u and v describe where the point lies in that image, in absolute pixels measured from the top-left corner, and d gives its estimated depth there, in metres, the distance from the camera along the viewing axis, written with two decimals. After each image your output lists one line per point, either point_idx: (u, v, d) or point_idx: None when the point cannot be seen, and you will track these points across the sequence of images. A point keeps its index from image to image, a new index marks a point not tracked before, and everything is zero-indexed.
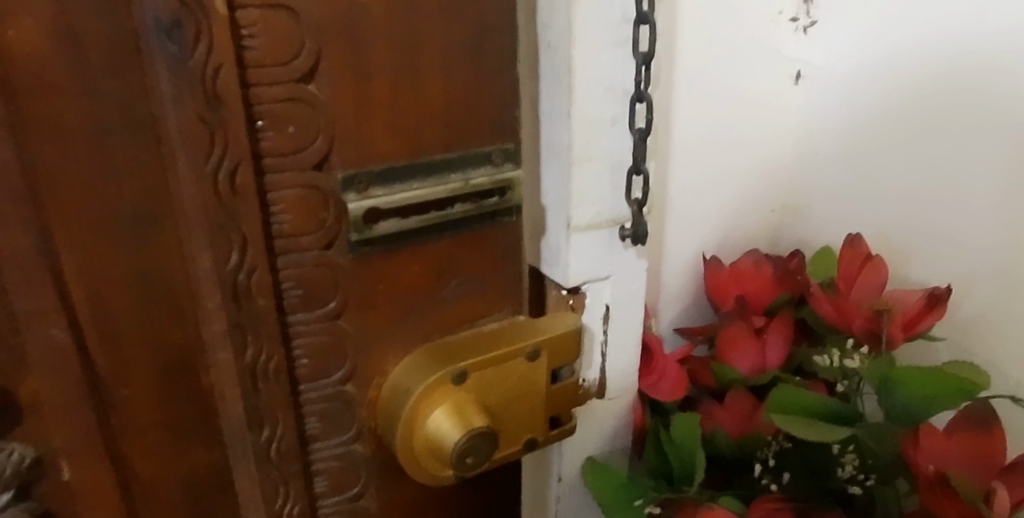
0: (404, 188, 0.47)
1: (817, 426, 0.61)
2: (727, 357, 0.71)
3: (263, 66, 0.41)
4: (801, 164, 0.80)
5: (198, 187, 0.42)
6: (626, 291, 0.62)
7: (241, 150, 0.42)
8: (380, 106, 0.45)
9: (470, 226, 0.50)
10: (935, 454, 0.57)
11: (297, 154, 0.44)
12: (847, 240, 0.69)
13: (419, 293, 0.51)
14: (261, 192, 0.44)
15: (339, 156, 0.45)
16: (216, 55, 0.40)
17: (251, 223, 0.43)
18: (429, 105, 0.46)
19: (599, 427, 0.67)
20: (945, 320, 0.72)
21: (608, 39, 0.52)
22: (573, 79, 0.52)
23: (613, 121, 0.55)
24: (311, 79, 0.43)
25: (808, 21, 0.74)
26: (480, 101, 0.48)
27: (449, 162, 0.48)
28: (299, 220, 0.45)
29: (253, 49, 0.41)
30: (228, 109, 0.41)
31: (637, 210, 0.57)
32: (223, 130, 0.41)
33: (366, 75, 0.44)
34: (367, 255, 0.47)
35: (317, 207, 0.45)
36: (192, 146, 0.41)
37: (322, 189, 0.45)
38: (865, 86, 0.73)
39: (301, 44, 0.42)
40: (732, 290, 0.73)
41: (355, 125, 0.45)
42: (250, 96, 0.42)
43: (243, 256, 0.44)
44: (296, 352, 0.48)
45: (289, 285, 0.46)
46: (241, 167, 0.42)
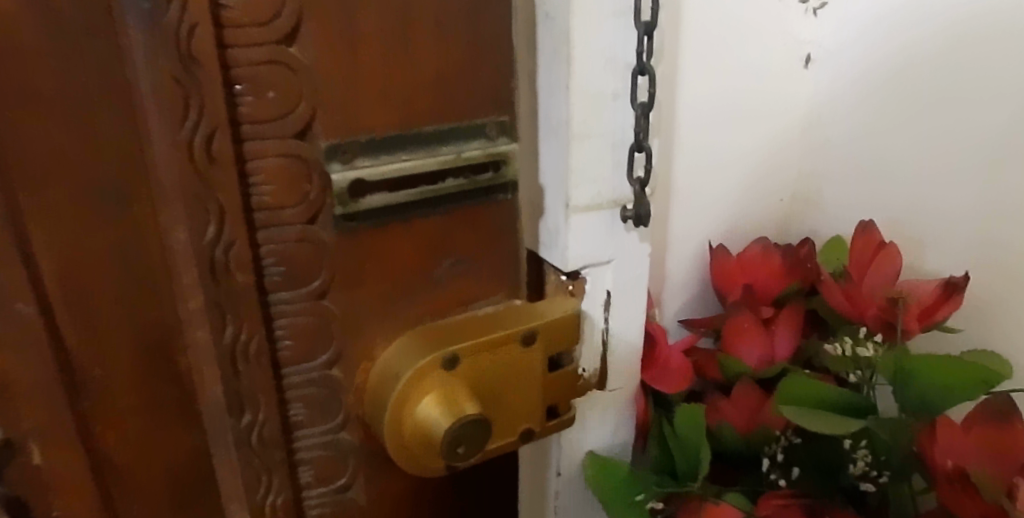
0: (392, 160, 0.44)
1: (828, 417, 0.58)
2: (734, 348, 0.68)
3: (242, 26, 0.39)
4: (812, 151, 0.78)
5: (172, 154, 0.39)
6: (628, 277, 0.59)
7: (218, 115, 0.39)
8: (367, 73, 0.43)
9: (463, 202, 0.48)
10: (953, 449, 0.55)
11: (278, 121, 0.41)
12: (860, 227, 0.66)
13: (409, 273, 0.48)
14: (240, 160, 0.41)
15: (323, 125, 0.42)
16: (191, 13, 0.37)
17: (230, 195, 0.41)
18: (420, 73, 0.44)
19: (600, 420, 0.64)
20: (961, 311, 0.69)
21: (608, 8, 0.50)
22: (572, 50, 0.49)
23: (614, 95, 0.52)
24: (292, 41, 0.40)
25: (817, 3, 0.72)
26: (475, 70, 0.46)
27: (442, 133, 0.45)
28: (281, 192, 0.43)
29: (230, 8, 0.39)
30: (203, 71, 0.38)
31: (639, 190, 0.54)
32: (198, 93, 0.39)
33: (351, 39, 0.42)
34: (353, 231, 0.45)
35: (300, 179, 0.43)
36: (166, 110, 0.38)
37: (306, 159, 0.43)
38: (877, 67, 0.70)
39: (282, 3, 0.39)
40: (739, 279, 0.70)
41: (340, 93, 0.42)
42: (227, 57, 0.39)
43: (221, 228, 0.41)
44: (279, 332, 0.46)
45: (270, 262, 0.44)
46: (218, 134, 0.40)
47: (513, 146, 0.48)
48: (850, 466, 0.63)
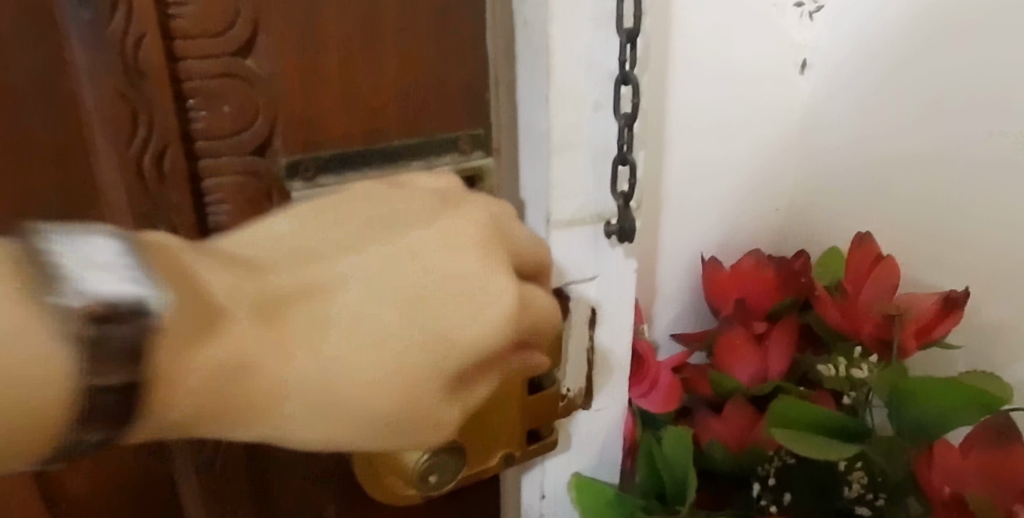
0: (358, 175, 0.49)
1: (818, 442, 0.56)
2: (727, 365, 0.66)
3: (193, 36, 0.43)
4: (808, 159, 0.75)
5: (123, 169, 0.44)
6: (613, 293, 0.57)
7: (168, 133, 0.44)
8: (331, 82, 0.47)
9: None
10: (949, 475, 0.53)
11: (234, 135, 0.46)
12: (856, 239, 0.64)
13: None
14: (194, 176, 0.46)
15: (282, 138, 0.47)
16: (137, 25, 0.41)
17: (179, 210, 0.46)
18: (385, 82, 0.48)
19: (586, 441, 0.62)
20: (962, 327, 0.67)
21: (588, 16, 0.47)
22: (551, 59, 0.47)
23: (596, 105, 0.50)
24: (248, 54, 0.45)
25: (814, 7, 0.69)
26: (447, 82, 0.50)
27: (413, 149, 0.50)
28: (237, 213, 0.48)
29: (181, 19, 0.43)
30: (149, 86, 0.43)
31: (623, 204, 0.52)
32: (147, 108, 0.43)
33: (312, 51, 0.46)
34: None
35: (259, 197, 0.48)
36: (115, 126, 0.43)
37: (263, 175, 0.47)
38: (874, 73, 0.68)
39: (235, 14, 0.43)
40: (732, 292, 0.68)
41: (300, 104, 0.46)
42: (178, 69, 0.44)
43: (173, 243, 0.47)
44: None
45: None
46: (169, 149, 0.44)
47: (488, 159, 0.52)
48: (844, 489, 0.62)
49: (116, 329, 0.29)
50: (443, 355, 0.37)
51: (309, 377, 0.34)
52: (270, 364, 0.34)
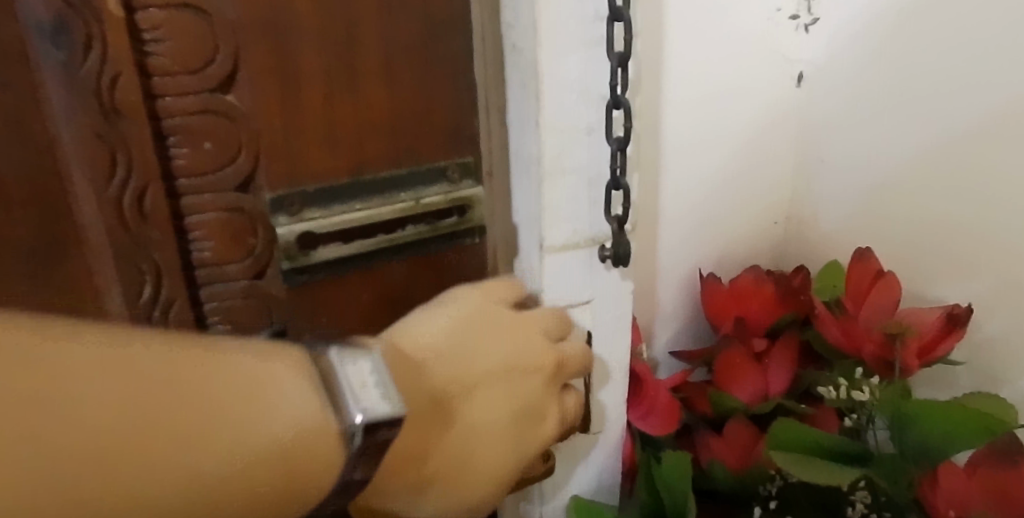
0: (346, 209, 0.53)
1: (826, 466, 0.55)
2: (726, 384, 0.65)
3: (172, 73, 0.47)
4: (806, 172, 0.75)
5: (103, 210, 0.49)
6: (609, 316, 0.56)
7: (148, 172, 0.48)
8: (314, 113, 0.50)
9: (420, 250, 0.56)
10: (955, 498, 0.52)
11: (218, 170, 0.50)
12: (856, 255, 0.63)
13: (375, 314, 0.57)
14: (178, 215, 0.51)
15: (266, 173, 0.51)
16: (111, 64, 0.46)
17: (164, 253, 0.51)
18: (371, 112, 0.52)
19: (584, 464, 0.62)
20: (965, 343, 0.66)
21: (577, 40, 0.47)
22: (540, 83, 0.47)
23: (589, 130, 0.49)
24: (227, 89, 0.49)
25: (809, 19, 0.69)
26: (428, 106, 0.53)
27: (400, 181, 0.54)
28: (223, 250, 0.52)
29: (157, 55, 0.47)
30: (126, 122, 0.47)
31: (617, 228, 0.50)
32: (124, 146, 0.48)
33: (297, 87, 0.49)
34: (300, 281, 0.54)
35: (245, 232, 0.52)
36: (95, 165, 0.47)
37: (247, 211, 0.52)
38: (868, 86, 0.67)
39: (215, 50, 0.47)
40: (731, 310, 0.67)
41: (283, 136, 0.50)
42: (158, 106, 0.48)
43: (157, 288, 0.51)
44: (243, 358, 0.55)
45: (215, 318, 0.54)
46: (149, 188, 0.49)
47: (476, 188, 0.56)
48: (848, 509, 0.61)
49: (373, 437, 0.39)
50: (527, 427, 0.49)
51: (440, 460, 0.45)
52: (442, 452, 0.45)
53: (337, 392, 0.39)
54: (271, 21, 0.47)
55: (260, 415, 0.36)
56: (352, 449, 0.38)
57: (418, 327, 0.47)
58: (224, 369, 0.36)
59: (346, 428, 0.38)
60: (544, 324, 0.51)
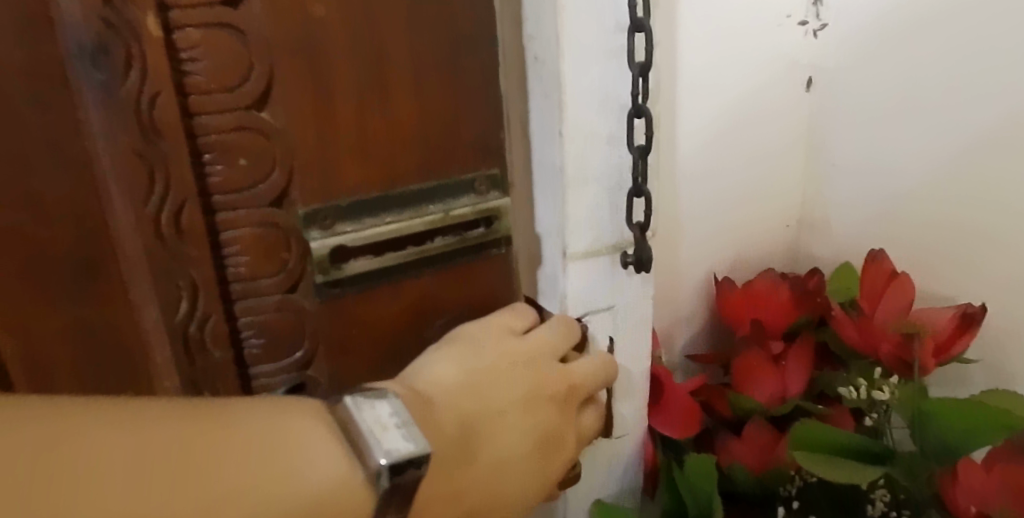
0: (377, 221, 0.52)
1: (845, 466, 0.56)
2: (745, 386, 0.65)
3: (209, 91, 0.47)
4: (818, 175, 0.75)
5: (141, 226, 0.48)
6: (630, 322, 0.57)
7: (185, 188, 0.48)
8: (344, 126, 0.50)
9: (452, 263, 0.55)
10: (976, 495, 0.53)
11: (252, 188, 0.49)
12: (869, 256, 0.64)
13: (404, 332, 0.56)
14: (214, 231, 0.50)
15: (299, 191, 0.50)
16: (150, 83, 0.45)
17: (200, 270, 0.49)
18: (401, 126, 0.51)
19: (607, 469, 0.62)
20: (980, 341, 0.66)
21: (599, 50, 0.47)
22: (564, 93, 0.47)
23: (610, 138, 0.50)
24: (262, 106, 0.48)
25: (817, 25, 0.70)
26: (460, 119, 0.52)
27: (430, 193, 0.53)
28: (256, 263, 0.51)
29: (195, 74, 0.46)
30: (164, 142, 0.46)
31: (639, 234, 0.51)
32: (163, 164, 0.47)
33: (327, 102, 0.49)
34: (332, 296, 0.53)
35: (278, 247, 0.51)
36: (134, 184, 0.47)
37: (282, 226, 0.51)
38: (879, 90, 0.68)
39: (249, 68, 0.47)
40: (747, 313, 0.68)
41: (315, 151, 0.49)
42: (195, 124, 0.47)
43: (194, 304, 0.50)
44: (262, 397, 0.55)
45: (249, 333, 0.53)
46: (186, 204, 0.48)
47: (503, 200, 0.55)
48: (868, 507, 0.62)
49: (401, 477, 0.39)
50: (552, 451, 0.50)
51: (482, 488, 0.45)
52: (474, 483, 0.45)
53: (358, 438, 0.40)
54: (304, 38, 0.47)
55: (284, 474, 0.36)
56: (377, 490, 0.39)
57: (430, 372, 0.47)
58: (237, 428, 0.37)
59: (371, 472, 0.39)
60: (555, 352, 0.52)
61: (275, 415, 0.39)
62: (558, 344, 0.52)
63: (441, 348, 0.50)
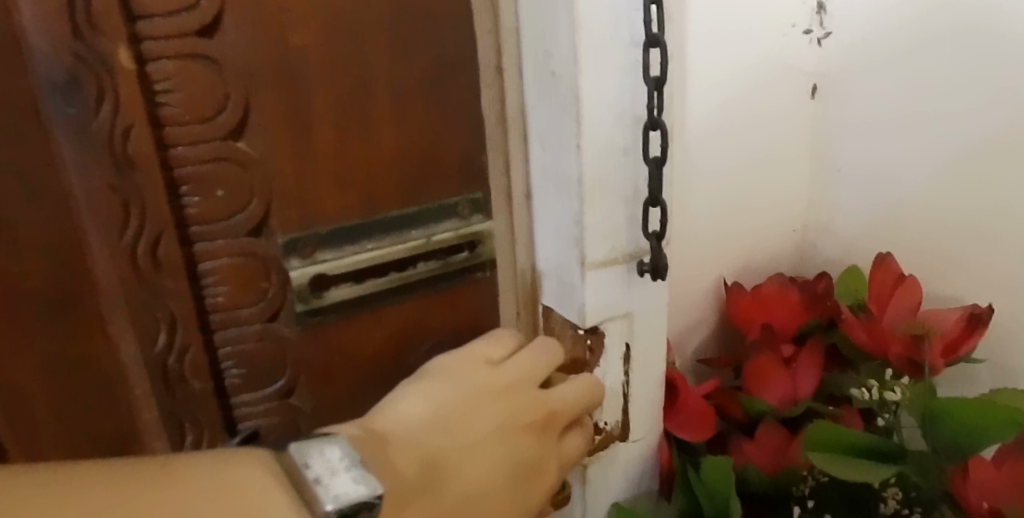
0: (359, 249, 0.56)
1: (858, 466, 0.57)
2: (756, 388, 0.67)
3: (184, 121, 0.50)
4: (822, 180, 0.77)
5: (116, 257, 0.51)
6: (646, 327, 0.58)
7: (160, 222, 0.51)
8: (325, 156, 0.53)
9: (433, 286, 0.60)
10: (987, 490, 0.54)
11: (230, 217, 0.53)
12: (877, 259, 0.65)
13: (388, 354, 0.60)
14: (193, 260, 0.53)
15: (277, 219, 0.54)
16: (122, 117, 0.48)
17: (179, 301, 0.53)
18: (380, 153, 0.55)
19: (623, 472, 0.63)
20: (986, 340, 0.68)
21: (614, 66, 0.49)
22: (581, 108, 0.49)
23: (625, 150, 0.51)
24: (237, 136, 0.51)
25: (821, 33, 0.71)
26: (437, 145, 0.56)
27: (410, 221, 0.57)
28: (237, 291, 0.55)
29: (169, 105, 0.49)
30: (138, 174, 0.49)
31: (654, 243, 0.52)
32: (137, 197, 0.50)
33: (306, 132, 0.52)
34: (314, 322, 0.57)
35: (258, 276, 0.55)
36: (109, 219, 0.50)
37: (260, 254, 0.54)
38: (885, 97, 0.69)
39: (226, 100, 0.50)
40: (757, 317, 0.69)
41: (295, 181, 0.53)
42: (172, 156, 0.50)
43: (171, 335, 0.53)
44: (246, 428, 0.58)
45: (231, 360, 0.56)
46: (164, 235, 0.51)
47: (483, 224, 0.59)
48: (880, 505, 0.63)
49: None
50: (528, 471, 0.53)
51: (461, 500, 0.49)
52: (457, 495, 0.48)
53: (308, 484, 0.41)
54: (283, 70, 0.50)
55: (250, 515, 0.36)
56: None
57: (407, 406, 0.51)
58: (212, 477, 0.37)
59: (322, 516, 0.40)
60: (526, 385, 0.56)
61: (235, 465, 0.39)
62: (531, 371, 0.56)
63: (418, 379, 0.54)
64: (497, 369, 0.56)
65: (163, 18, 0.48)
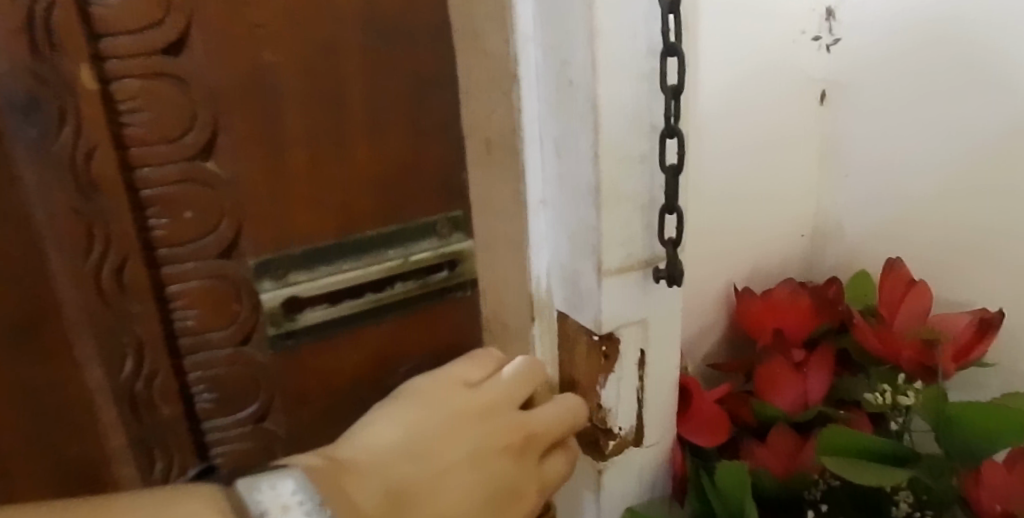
0: (334, 270, 0.54)
1: (872, 470, 0.58)
2: (768, 393, 0.67)
3: (148, 142, 0.48)
4: (831, 186, 0.77)
5: (82, 283, 0.49)
6: (660, 333, 0.59)
7: (127, 245, 0.49)
8: (299, 175, 0.52)
9: (415, 307, 0.58)
10: (1001, 493, 0.55)
11: (198, 239, 0.51)
12: (888, 265, 0.66)
13: (367, 376, 0.58)
14: (160, 285, 0.51)
15: (248, 241, 0.52)
16: (87, 139, 0.46)
17: (145, 327, 0.51)
18: (355, 172, 0.53)
19: (637, 476, 0.63)
20: (996, 345, 0.68)
21: (630, 74, 0.49)
22: (599, 116, 0.49)
23: (641, 157, 0.52)
24: (205, 155, 0.49)
25: (830, 40, 0.72)
26: (417, 163, 0.55)
27: (389, 241, 0.55)
28: (207, 315, 0.53)
29: (133, 126, 0.47)
30: (102, 197, 0.48)
31: (670, 250, 0.53)
32: (102, 221, 0.48)
33: (279, 150, 0.51)
34: (288, 347, 0.55)
35: (228, 300, 0.53)
36: (73, 244, 0.48)
37: (231, 277, 0.52)
38: (895, 104, 0.70)
39: (192, 119, 0.48)
40: (769, 322, 0.70)
41: (269, 201, 0.51)
42: (136, 178, 0.49)
43: (138, 362, 0.52)
44: (216, 456, 0.57)
45: (200, 388, 0.55)
46: (128, 260, 0.50)
47: (465, 242, 0.58)
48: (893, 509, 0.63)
49: None
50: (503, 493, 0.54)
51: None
52: None
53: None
54: (255, 86, 0.49)
55: None
56: None
57: (377, 430, 0.52)
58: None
59: None
60: (504, 406, 0.56)
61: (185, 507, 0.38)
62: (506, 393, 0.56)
63: (395, 400, 0.54)
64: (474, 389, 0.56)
65: (126, 35, 0.46)
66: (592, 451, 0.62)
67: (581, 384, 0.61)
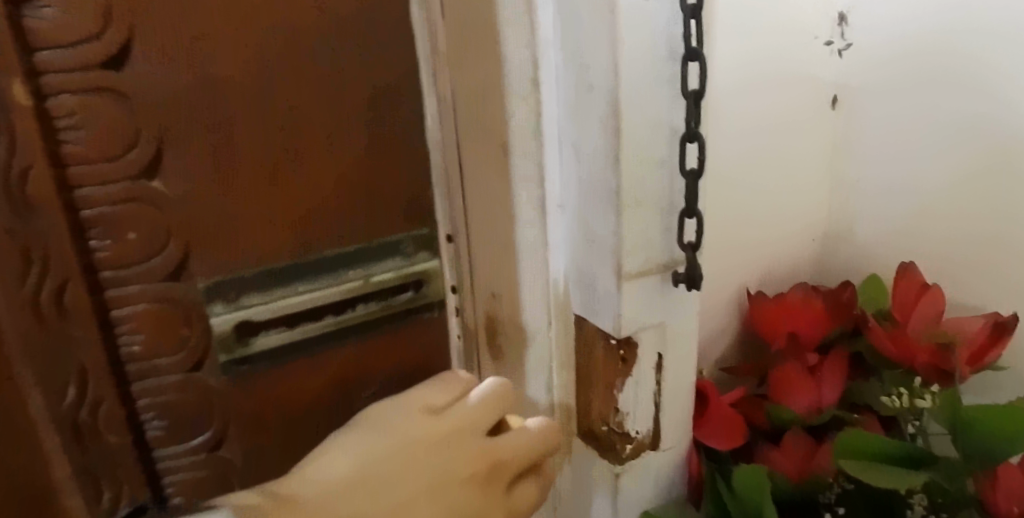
0: (291, 292, 0.59)
1: (889, 473, 0.58)
2: (782, 396, 0.67)
3: (90, 166, 0.51)
4: (842, 190, 0.78)
5: (15, 308, 0.51)
6: (678, 336, 0.59)
7: (68, 269, 0.52)
8: (254, 200, 0.56)
9: (369, 330, 0.62)
10: (1015, 495, 0.55)
11: (145, 261, 0.55)
12: (901, 269, 0.66)
13: (316, 397, 0.62)
14: (105, 308, 0.55)
15: (199, 263, 0.56)
16: (21, 158, 0.49)
17: (88, 354, 0.54)
18: (306, 197, 0.57)
19: (653, 478, 0.64)
20: (1011, 348, 0.68)
21: (652, 78, 0.49)
22: (621, 121, 0.49)
23: (662, 162, 0.52)
24: (148, 177, 0.53)
25: (842, 45, 0.72)
26: (371, 188, 0.59)
27: (348, 265, 0.60)
28: (158, 335, 0.57)
29: (71, 144, 0.50)
30: (37, 218, 0.50)
31: (690, 254, 0.53)
32: (40, 243, 0.51)
33: (236, 177, 0.55)
34: (241, 371, 0.59)
35: (177, 322, 0.57)
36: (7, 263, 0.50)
37: (183, 299, 0.56)
38: (907, 108, 0.70)
39: (132, 144, 0.51)
40: (783, 326, 0.70)
41: (224, 224, 0.55)
42: (77, 197, 0.52)
43: (81, 390, 0.54)
44: (168, 483, 0.61)
45: (151, 413, 0.59)
46: (69, 282, 0.52)
47: (430, 264, 0.63)
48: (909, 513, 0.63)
49: None
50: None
51: None
52: None
53: None
54: (192, 103, 0.52)
55: None
56: None
57: (337, 456, 0.51)
58: None
59: None
60: (472, 432, 0.55)
61: None
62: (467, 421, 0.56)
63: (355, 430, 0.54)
64: (437, 416, 0.55)
65: (54, 50, 0.48)
66: (610, 455, 0.62)
67: (598, 387, 0.61)
